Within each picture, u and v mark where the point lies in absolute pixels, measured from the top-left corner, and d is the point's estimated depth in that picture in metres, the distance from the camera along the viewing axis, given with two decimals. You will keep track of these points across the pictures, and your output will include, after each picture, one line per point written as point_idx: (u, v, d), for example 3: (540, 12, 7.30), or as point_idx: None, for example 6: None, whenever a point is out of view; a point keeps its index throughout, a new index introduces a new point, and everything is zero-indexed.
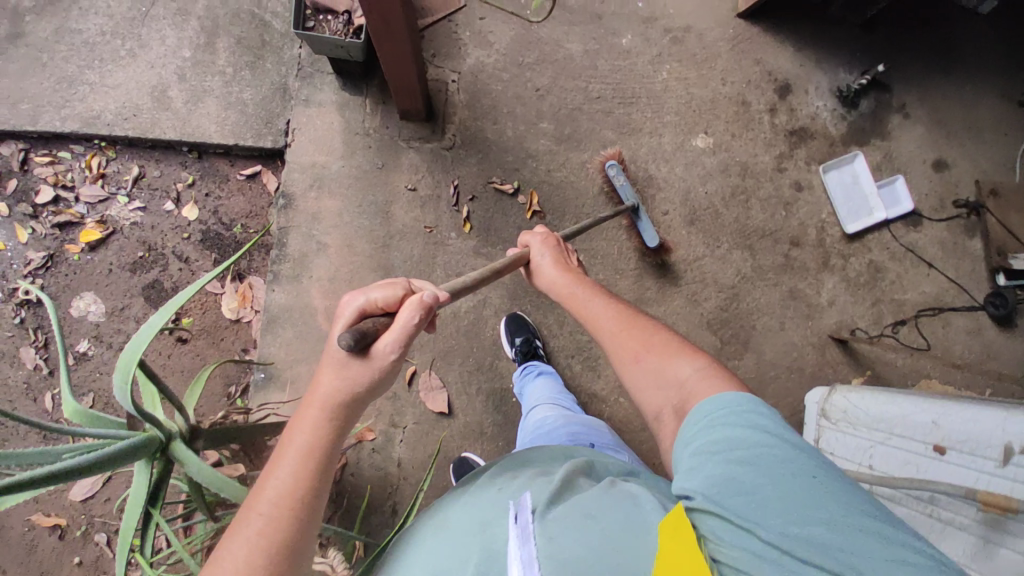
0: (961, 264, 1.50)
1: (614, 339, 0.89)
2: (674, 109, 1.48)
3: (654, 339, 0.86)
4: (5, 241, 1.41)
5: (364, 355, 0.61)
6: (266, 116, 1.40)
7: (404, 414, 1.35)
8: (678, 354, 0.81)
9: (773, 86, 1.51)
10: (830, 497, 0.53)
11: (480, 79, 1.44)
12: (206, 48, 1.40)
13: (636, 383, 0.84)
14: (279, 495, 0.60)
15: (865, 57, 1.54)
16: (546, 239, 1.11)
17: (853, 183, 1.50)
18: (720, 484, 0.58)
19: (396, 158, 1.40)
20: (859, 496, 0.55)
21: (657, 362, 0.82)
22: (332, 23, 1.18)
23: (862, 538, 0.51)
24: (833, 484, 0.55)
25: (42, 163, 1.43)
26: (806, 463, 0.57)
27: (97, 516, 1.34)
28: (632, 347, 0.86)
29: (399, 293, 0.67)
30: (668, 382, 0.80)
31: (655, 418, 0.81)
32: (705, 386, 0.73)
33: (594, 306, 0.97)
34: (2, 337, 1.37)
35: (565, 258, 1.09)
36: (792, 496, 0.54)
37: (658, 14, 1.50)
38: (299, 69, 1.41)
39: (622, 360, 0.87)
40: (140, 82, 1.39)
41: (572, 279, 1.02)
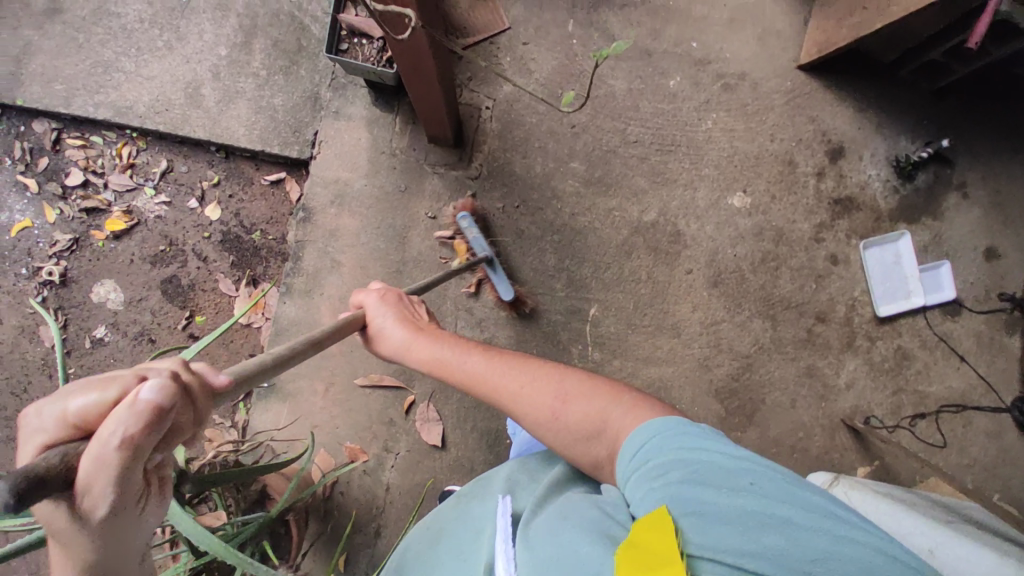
0: (995, 362, 1.42)
1: (533, 390, 0.82)
2: (714, 162, 1.41)
3: (563, 378, 0.83)
4: (33, 218, 1.45)
5: (77, 514, 0.38)
6: (295, 125, 1.39)
7: (398, 440, 1.35)
8: (593, 391, 0.80)
9: (825, 148, 1.42)
10: (788, 509, 0.55)
11: (515, 109, 1.38)
12: (243, 48, 1.39)
13: (569, 439, 0.79)
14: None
15: (932, 127, 1.42)
16: (384, 295, 0.95)
17: (894, 265, 1.41)
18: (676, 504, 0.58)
19: (420, 182, 1.37)
20: (802, 494, 0.58)
21: (588, 415, 0.78)
22: (366, 49, 1.14)
23: (812, 535, 0.53)
24: (778, 489, 0.58)
25: (75, 145, 1.45)
26: (752, 475, 0.60)
27: None
28: (551, 402, 0.80)
29: (113, 393, 0.39)
30: (596, 426, 0.77)
31: (595, 468, 0.78)
32: (631, 422, 0.74)
33: (475, 361, 0.88)
34: (26, 313, 1.42)
35: (411, 314, 0.95)
36: (744, 506, 0.56)
37: (711, 57, 1.42)
38: (332, 79, 1.38)
39: (546, 422, 0.80)
40: (174, 76, 1.40)
41: (428, 342, 0.90)
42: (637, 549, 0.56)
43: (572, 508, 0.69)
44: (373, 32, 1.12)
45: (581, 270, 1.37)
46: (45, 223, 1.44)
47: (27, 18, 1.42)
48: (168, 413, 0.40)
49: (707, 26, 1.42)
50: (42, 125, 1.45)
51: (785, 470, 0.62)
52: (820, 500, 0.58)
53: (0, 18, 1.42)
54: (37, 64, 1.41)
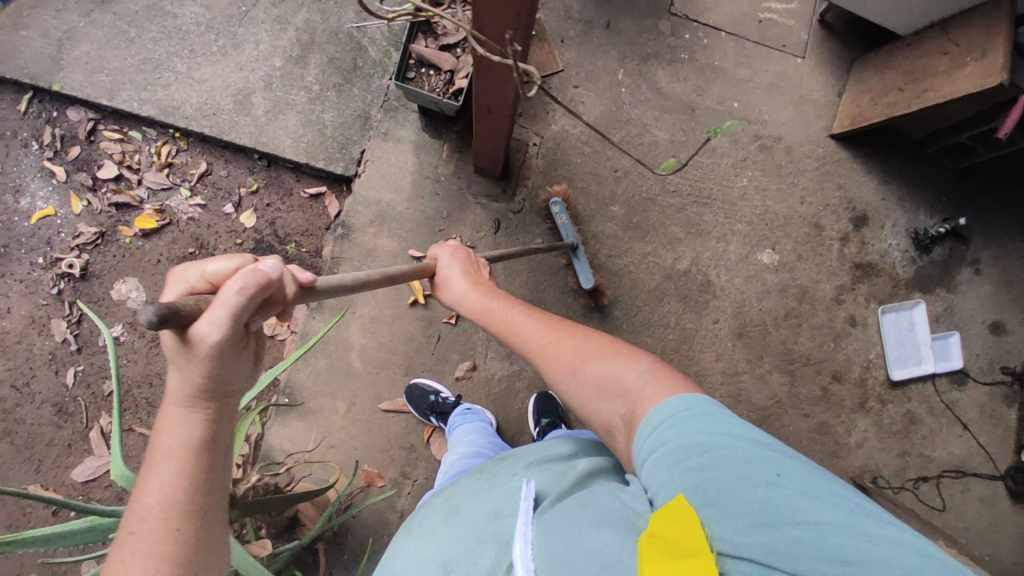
0: (996, 433, 1.48)
1: (557, 343, 0.86)
2: (747, 218, 1.46)
3: (591, 344, 0.83)
4: (57, 206, 1.41)
5: (188, 343, 0.52)
6: (343, 141, 1.39)
7: (416, 466, 1.31)
8: (622, 357, 0.79)
9: (850, 215, 1.49)
10: (818, 507, 0.54)
11: (562, 148, 1.42)
12: (298, 62, 1.40)
13: (576, 391, 0.80)
14: (154, 505, 0.55)
15: (949, 204, 1.51)
16: (454, 251, 1.06)
17: (908, 331, 1.47)
18: (697, 489, 0.59)
19: (463, 210, 1.38)
20: (824, 487, 0.56)
21: (598, 370, 0.79)
22: (434, 80, 1.16)
23: (837, 532, 0.52)
24: (794, 481, 0.57)
25: (112, 138, 1.43)
26: (767, 465, 0.59)
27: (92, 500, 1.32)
28: (568, 354, 0.83)
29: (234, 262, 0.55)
30: (612, 391, 0.76)
31: (608, 432, 0.77)
32: (651, 390, 0.72)
33: (510, 312, 0.94)
34: (39, 305, 1.37)
35: (475, 271, 1.04)
36: (760, 502, 0.55)
37: (750, 119, 1.49)
38: (385, 100, 1.40)
39: (561, 372, 0.83)
40: (226, 82, 1.40)
41: (483, 294, 0.97)
42: (658, 542, 0.56)
43: (593, 500, 0.68)
44: (444, 64, 1.14)
45: (613, 312, 1.40)
46: (70, 213, 1.41)
47: (78, 6, 1.41)
48: (272, 285, 0.54)
49: (747, 90, 1.50)
50: (79, 114, 1.43)
51: (808, 461, 0.61)
52: (859, 501, 0.56)
53: (51, 5, 1.41)
54: (83, 54, 1.40)
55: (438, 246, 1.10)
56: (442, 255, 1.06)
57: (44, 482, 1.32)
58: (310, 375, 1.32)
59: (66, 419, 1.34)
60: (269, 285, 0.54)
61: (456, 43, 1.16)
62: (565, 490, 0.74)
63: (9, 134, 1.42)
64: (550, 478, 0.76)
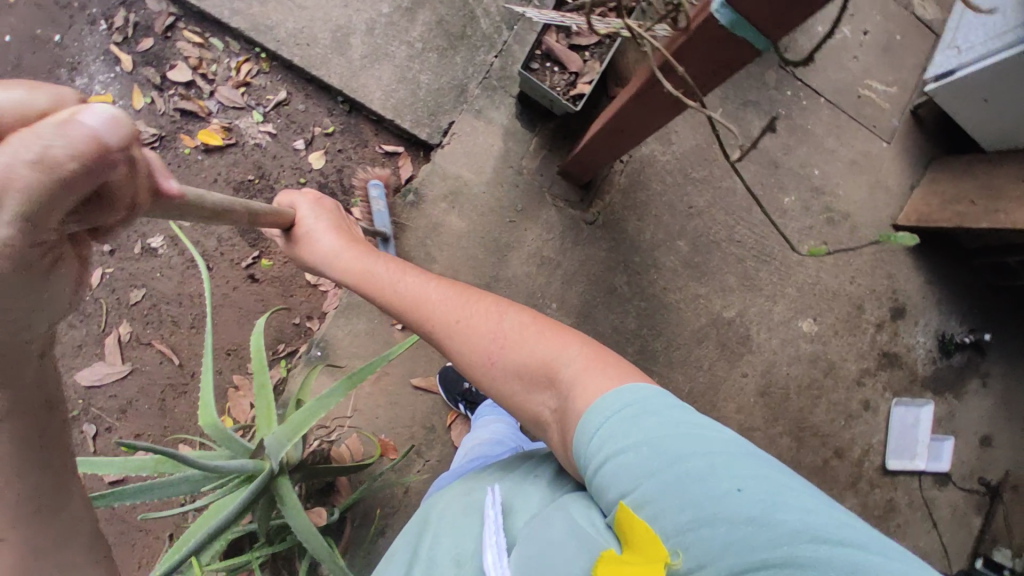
0: (962, 536, 1.57)
1: (473, 324, 0.77)
2: (798, 285, 1.49)
3: (495, 318, 0.77)
4: (117, 97, 1.32)
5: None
6: (433, 107, 1.35)
7: (431, 448, 1.30)
8: (534, 336, 0.73)
9: (890, 304, 1.54)
10: (777, 511, 0.51)
11: (645, 173, 1.42)
12: (407, 14, 1.34)
13: (501, 382, 0.74)
14: None
15: (978, 317, 1.58)
16: (317, 200, 0.96)
17: (911, 426, 1.54)
18: (655, 496, 0.55)
19: (536, 208, 1.36)
20: (772, 478, 0.54)
21: (527, 361, 0.72)
22: (557, 77, 1.15)
23: (792, 535, 0.50)
24: (748, 480, 0.53)
25: (190, 39, 1.34)
26: (720, 463, 0.55)
27: (94, 407, 1.26)
28: (483, 340, 0.75)
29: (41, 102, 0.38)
30: (535, 377, 0.71)
31: (536, 424, 0.72)
32: (580, 377, 0.66)
33: (413, 283, 0.85)
34: None
35: (346, 228, 0.95)
36: (715, 508, 0.53)
37: (826, 190, 1.51)
38: (485, 77, 1.35)
39: (477, 362, 0.75)
40: (327, 15, 1.32)
41: (363, 255, 0.89)
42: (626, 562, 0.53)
43: (555, 512, 0.64)
44: (570, 64, 1.13)
45: (654, 343, 1.41)
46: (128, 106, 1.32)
47: None
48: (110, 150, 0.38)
49: (829, 161, 1.52)
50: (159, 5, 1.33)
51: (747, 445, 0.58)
52: (812, 492, 0.55)
53: None
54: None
55: (287, 195, 0.96)
56: (301, 203, 0.94)
57: None
58: (347, 335, 1.29)
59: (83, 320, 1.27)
60: (106, 158, 0.38)
61: (589, 46, 1.15)
62: (534, 489, 0.72)
63: (77, 5, 1.31)
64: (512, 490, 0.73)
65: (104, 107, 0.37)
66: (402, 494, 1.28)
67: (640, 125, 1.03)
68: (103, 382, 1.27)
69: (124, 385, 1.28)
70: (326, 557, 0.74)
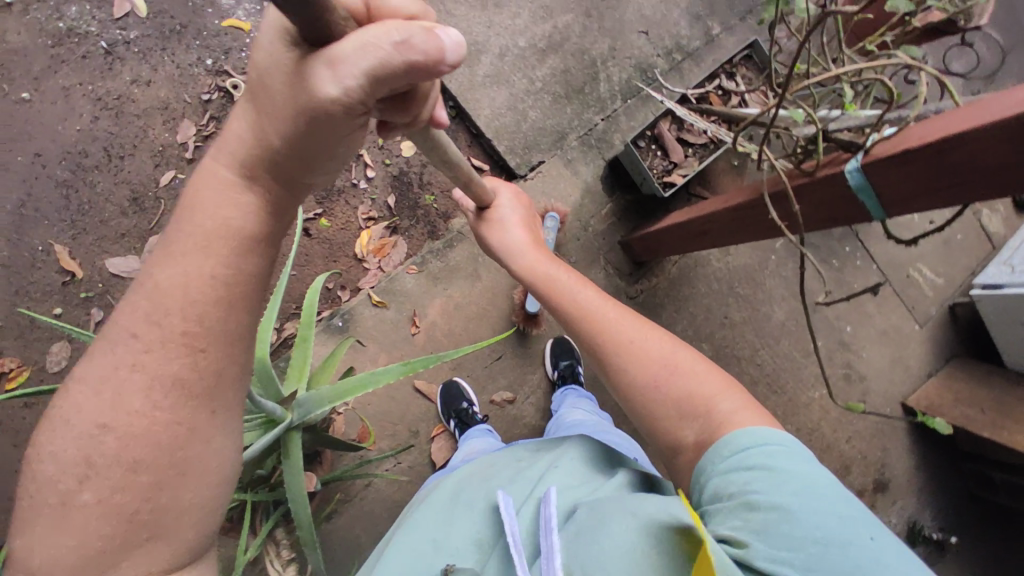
0: None
1: (641, 345, 0.79)
2: (799, 426, 1.52)
3: (668, 344, 0.79)
4: (252, 25, 1.30)
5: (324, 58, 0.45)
6: (531, 141, 1.40)
7: (409, 452, 1.29)
8: (709, 373, 0.75)
9: (876, 477, 1.57)
10: (877, 571, 0.56)
11: (695, 271, 1.48)
12: (538, 53, 1.40)
13: (648, 408, 0.76)
14: (205, 221, 0.54)
15: (951, 520, 1.60)
16: (516, 195, 1.00)
17: None
18: (764, 527, 0.60)
19: (588, 267, 1.40)
20: (876, 539, 0.58)
21: (683, 395, 0.74)
22: (658, 162, 1.22)
23: None
24: (858, 539, 0.58)
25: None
26: (831, 518, 0.59)
27: (109, 294, 1.21)
28: (650, 365, 0.77)
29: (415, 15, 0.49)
30: (693, 411, 0.73)
31: (673, 453, 0.75)
32: (741, 418, 0.69)
33: (590, 296, 0.86)
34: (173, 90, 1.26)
35: (529, 220, 0.99)
36: (819, 552, 0.57)
37: (851, 348, 1.57)
38: (587, 134, 1.42)
39: (639, 384, 0.76)
40: (468, 25, 1.36)
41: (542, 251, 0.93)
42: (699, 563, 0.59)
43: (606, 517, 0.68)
44: (673, 153, 1.21)
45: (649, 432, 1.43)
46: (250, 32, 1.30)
47: None
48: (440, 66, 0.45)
49: (862, 324, 1.58)
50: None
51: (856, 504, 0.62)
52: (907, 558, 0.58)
53: None
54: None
55: (492, 180, 1.02)
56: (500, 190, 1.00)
57: (70, 249, 1.21)
58: (374, 318, 1.30)
59: (131, 210, 1.23)
60: (435, 69, 0.45)
61: (694, 145, 1.23)
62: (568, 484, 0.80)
63: None
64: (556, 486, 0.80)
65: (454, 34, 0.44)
66: (366, 490, 1.25)
67: (721, 233, 1.08)
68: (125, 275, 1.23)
69: None
70: (304, 527, 0.77)
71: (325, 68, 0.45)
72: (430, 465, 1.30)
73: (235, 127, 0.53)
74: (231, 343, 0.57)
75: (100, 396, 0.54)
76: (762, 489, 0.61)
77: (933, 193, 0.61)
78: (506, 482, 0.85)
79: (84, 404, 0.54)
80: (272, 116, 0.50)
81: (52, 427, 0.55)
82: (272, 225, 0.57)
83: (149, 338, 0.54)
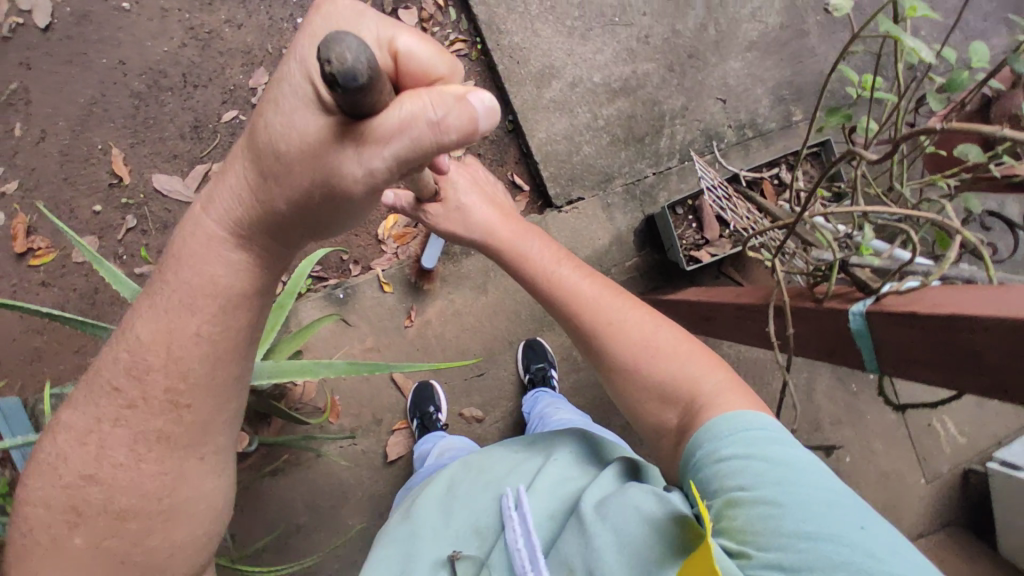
0: None
1: (621, 324, 0.80)
2: None
3: (642, 319, 0.81)
4: None
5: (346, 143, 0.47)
6: (576, 175, 1.38)
7: (367, 437, 1.30)
8: (684, 354, 0.76)
9: None
10: (872, 548, 0.56)
11: None
12: (609, 92, 1.39)
13: (638, 395, 0.77)
14: (211, 278, 0.61)
15: None
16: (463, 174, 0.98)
17: None
18: (754, 512, 0.60)
19: None
20: (866, 514, 0.59)
21: (670, 379, 0.75)
22: (688, 233, 1.20)
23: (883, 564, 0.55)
24: (847, 511, 0.59)
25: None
26: (818, 492, 0.60)
27: (146, 207, 1.29)
28: (630, 343, 0.78)
29: (435, 65, 0.49)
30: (672, 393, 0.75)
31: (657, 436, 0.77)
32: (723, 398, 0.70)
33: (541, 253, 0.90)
34: (258, 39, 1.33)
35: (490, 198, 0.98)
36: (815, 527, 0.57)
37: (846, 479, 1.47)
38: (633, 184, 1.39)
39: (620, 366, 0.78)
40: (548, 48, 1.37)
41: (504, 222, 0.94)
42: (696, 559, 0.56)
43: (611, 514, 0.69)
44: (708, 228, 1.18)
45: None
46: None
47: None
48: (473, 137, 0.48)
49: (865, 458, 1.48)
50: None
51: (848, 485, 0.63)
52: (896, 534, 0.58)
53: None
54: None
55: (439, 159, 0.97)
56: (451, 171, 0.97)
57: (126, 156, 1.29)
58: (373, 301, 1.32)
59: (188, 137, 1.31)
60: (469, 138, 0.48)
61: (732, 226, 1.19)
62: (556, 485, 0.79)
63: None
64: (549, 487, 0.79)
65: (487, 98, 0.46)
66: (313, 459, 1.28)
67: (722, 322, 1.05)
68: (165, 193, 1.30)
69: (177, 208, 1.30)
70: None
71: (350, 149, 0.47)
72: (381, 456, 1.30)
73: (230, 181, 0.55)
74: (194, 426, 0.66)
75: (85, 449, 0.65)
76: (745, 484, 0.62)
77: (929, 365, 0.65)
78: (502, 473, 0.84)
79: (69, 459, 0.65)
80: (274, 208, 0.54)
81: (40, 474, 0.66)
82: (262, 277, 0.63)
83: (130, 395, 0.64)
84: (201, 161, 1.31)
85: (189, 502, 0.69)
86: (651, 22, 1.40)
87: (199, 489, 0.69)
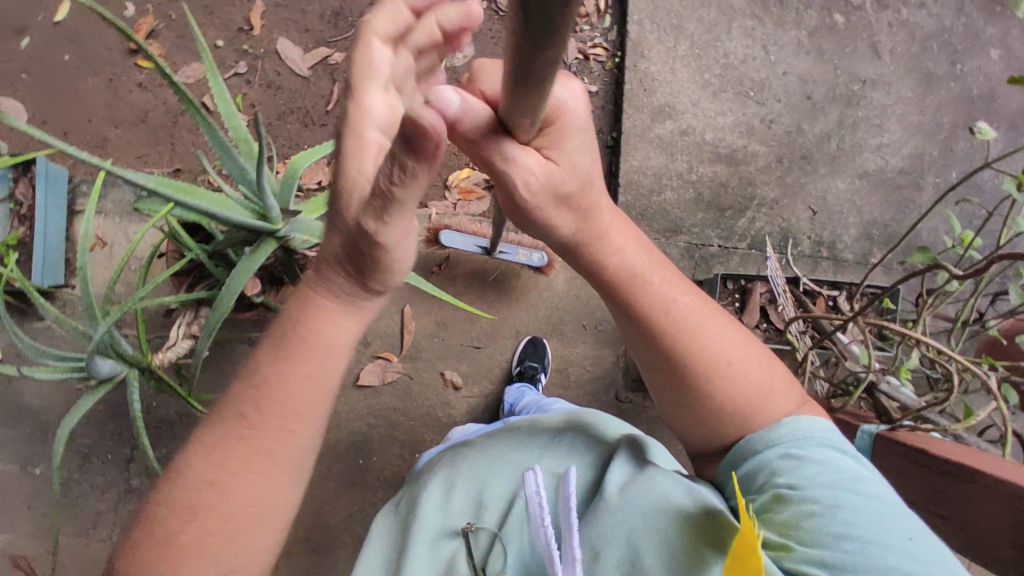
0: None
1: (727, 358, 0.72)
2: None
3: (741, 351, 0.73)
4: None
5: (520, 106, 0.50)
6: (648, 213, 1.38)
7: (350, 352, 1.33)
8: (776, 389, 0.73)
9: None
10: (905, 548, 0.61)
11: None
12: (713, 155, 1.40)
13: (723, 429, 0.73)
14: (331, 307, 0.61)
15: None
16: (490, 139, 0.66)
17: None
18: (798, 504, 0.66)
19: (606, 345, 1.37)
20: (905, 516, 0.64)
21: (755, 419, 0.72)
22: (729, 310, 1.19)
23: (914, 561, 0.60)
24: (887, 513, 0.64)
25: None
26: (860, 495, 0.65)
27: (260, 61, 1.35)
28: (732, 380, 0.72)
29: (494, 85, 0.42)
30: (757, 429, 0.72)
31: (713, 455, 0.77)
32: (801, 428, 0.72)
33: (635, 251, 0.72)
34: None
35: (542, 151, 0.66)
36: (857, 523, 0.63)
37: None
38: (697, 245, 1.39)
39: (719, 409, 0.72)
40: (677, 89, 1.39)
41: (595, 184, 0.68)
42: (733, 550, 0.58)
43: (633, 496, 0.71)
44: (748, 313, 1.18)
45: None
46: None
47: None
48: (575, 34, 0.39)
49: None
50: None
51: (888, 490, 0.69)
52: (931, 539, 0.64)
53: None
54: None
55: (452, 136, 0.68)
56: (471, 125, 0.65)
57: (265, 10, 1.36)
58: None
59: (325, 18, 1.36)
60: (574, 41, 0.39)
61: (772, 323, 1.17)
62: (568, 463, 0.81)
63: None
64: (556, 467, 0.80)
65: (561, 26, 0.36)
66: None
67: None
68: (281, 56, 1.35)
69: (284, 74, 1.35)
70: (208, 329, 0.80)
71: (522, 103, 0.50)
72: (353, 374, 1.33)
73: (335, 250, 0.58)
74: (313, 429, 0.65)
75: (187, 529, 0.63)
76: (789, 483, 0.67)
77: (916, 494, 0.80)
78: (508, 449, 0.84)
79: (177, 496, 0.64)
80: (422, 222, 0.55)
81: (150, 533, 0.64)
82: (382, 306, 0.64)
83: (248, 417, 0.63)
84: (326, 44, 1.35)
85: (277, 506, 0.65)
86: (781, 110, 1.41)
87: (286, 497, 0.65)
